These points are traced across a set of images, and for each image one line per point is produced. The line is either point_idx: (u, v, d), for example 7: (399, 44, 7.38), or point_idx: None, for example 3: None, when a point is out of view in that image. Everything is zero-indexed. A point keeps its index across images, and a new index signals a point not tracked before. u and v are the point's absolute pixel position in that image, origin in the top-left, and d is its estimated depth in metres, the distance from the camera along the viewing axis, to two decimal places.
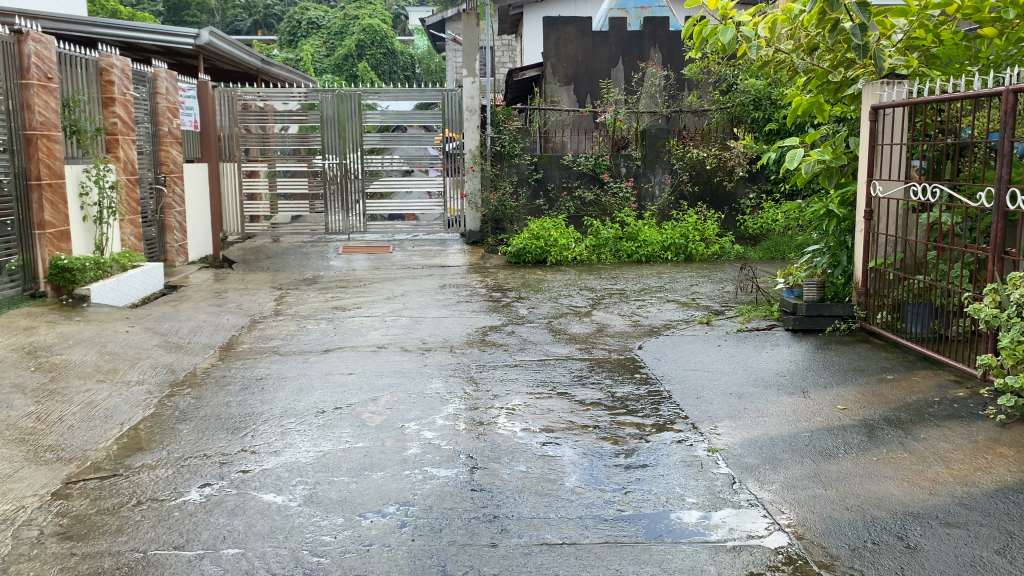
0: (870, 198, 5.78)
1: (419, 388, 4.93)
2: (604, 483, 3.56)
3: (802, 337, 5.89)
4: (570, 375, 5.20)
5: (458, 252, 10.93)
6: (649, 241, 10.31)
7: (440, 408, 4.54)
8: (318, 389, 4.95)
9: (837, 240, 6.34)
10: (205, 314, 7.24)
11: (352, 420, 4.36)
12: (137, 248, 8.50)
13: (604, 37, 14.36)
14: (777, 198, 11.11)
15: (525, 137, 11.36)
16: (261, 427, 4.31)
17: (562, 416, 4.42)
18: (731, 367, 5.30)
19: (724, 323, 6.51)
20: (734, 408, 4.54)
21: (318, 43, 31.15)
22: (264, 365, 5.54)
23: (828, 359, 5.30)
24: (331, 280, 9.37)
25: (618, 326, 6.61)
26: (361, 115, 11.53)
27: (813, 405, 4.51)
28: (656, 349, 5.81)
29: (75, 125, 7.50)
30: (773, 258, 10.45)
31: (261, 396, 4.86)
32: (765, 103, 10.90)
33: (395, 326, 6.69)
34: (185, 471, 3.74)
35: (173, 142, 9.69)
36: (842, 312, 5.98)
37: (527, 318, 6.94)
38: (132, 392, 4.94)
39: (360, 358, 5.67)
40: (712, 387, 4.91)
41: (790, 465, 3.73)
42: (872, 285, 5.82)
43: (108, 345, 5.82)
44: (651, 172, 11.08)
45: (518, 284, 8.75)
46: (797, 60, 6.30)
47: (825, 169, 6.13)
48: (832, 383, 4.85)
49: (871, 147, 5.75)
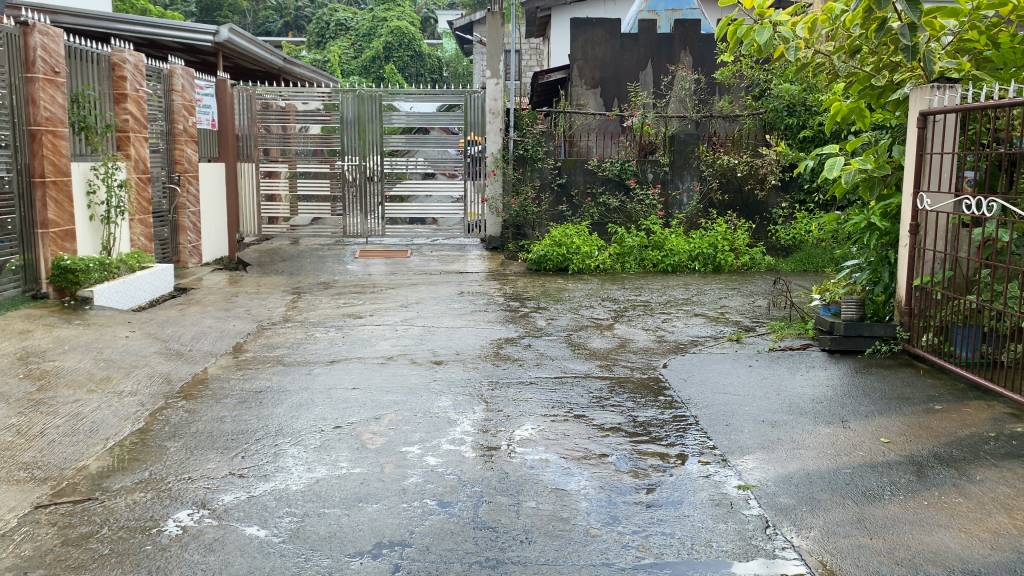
0: (916, 211, 5.34)
1: (427, 405, 4.61)
2: (624, 523, 3.22)
3: (839, 359, 5.47)
4: (589, 396, 4.84)
5: (478, 259, 10.61)
6: (675, 250, 9.93)
7: (446, 430, 4.20)
8: (319, 405, 4.63)
9: (878, 255, 5.84)
10: (212, 318, 6.97)
11: (351, 442, 4.04)
12: (147, 249, 8.28)
13: (633, 40, 14.00)
14: (812, 208, 10.70)
15: (548, 140, 10.93)
16: (254, 448, 4.00)
17: (578, 443, 4.06)
18: (762, 391, 4.91)
19: (756, 341, 6.11)
20: (767, 438, 4.17)
21: (346, 45, 31.06)
22: (264, 377, 5.24)
23: (869, 385, 4.90)
24: (345, 285, 9.08)
25: (642, 341, 6.24)
26: (382, 117, 11.25)
27: (853, 437, 4.12)
28: (682, 369, 5.45)
29: (84, 121, 7.30)
30: (806, 271, 9.99)
31: (258, 411, 4.56)
32: (800, 109, 10.56)
33: (406, 336, 6.37)
34: (166, 496, 3.45)
35: (188, 141, 9.46)
36: (883, 333, 5.55)
37: (545, 331, 6.59)
38: (123, 403, 4.68)
39: (367, 370, 5.37)
40: (741, 413, 4.53)
41: (831, 507, 3.35)
42: (916, 304, 5.39)
43: (104, 352, 5.56)
44: (679, 179, 10.72)
45: (538, 292, 8.41)
46: (837, 63, 6.04)
47: (867, 179, 5.75)
48: (873, 412, 4.45)
49: (918, 157, 5.31)
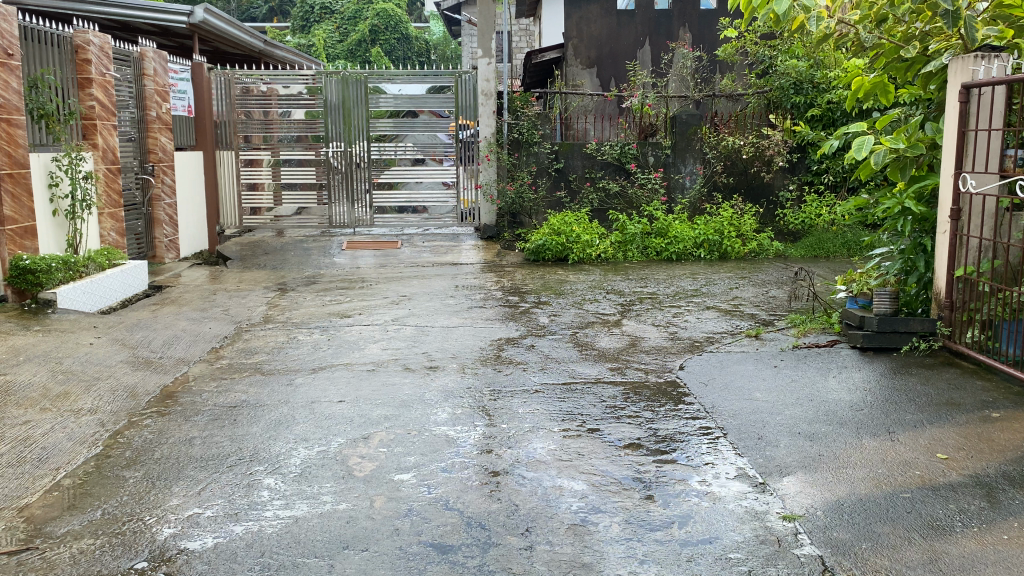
0: (957, 194, 4.82)
1: (421, 422, 4.10)
2: (657, 570, 2.73)
3: (873, 359, 4.98)
4: (601, 405, 4.34)
5: (472, 249, 10.09)
6: (680, 237, 9.44)
7: (444, 452, 3.70)
8: (301, 423, 4.13)
9: (912, 241, 5.33)
10: (186, 320, 6.44)
11: (336, 469, 3.54)
12: (118, 244, 7.76)
13: (630, 16, 13.44)
14: (821, 190, 10.21)
15: (544, 123, 10.45)
16: (225, 477, 3.50)
17: (596, 465, 3.56)
18: (793, 397, 4.41)
19: (777, 338, 5.62)
20: (806, 456, 3.68)
21: (332, 28, 30.12)
22: (240, 389, 4.72)
23: (911, 389, 4.42)
24: (332, 279, 8.55)
25: (653, 339, 5.74)
26: (367, 101, 10.65)
27: (904, 452, 3.65)
28: (701, 371, 4.94)
29: (43, 108, 6.72)
30: (818, 257, 9.47)
31: (232, 432, 4.04)
32: (807, 86, 10.08)
33: (398, 337, 5.86)
34: (118, 543, 2.94)
35: (162, 128, 8.90)
36: (921, 330, 5.05)
37: (548, 329, 6.08)
38: (79, 423, 4.16)
39: (354, 380, 4.85)
40: (773, 426, 4.02)
41: (897, 544, 2.88)
42: (958, 296, 4.90)
43: (63, 362, 5.03)
44: (682, 162, 10.23)
45: (538, 285, 7.90)
46: (863, 32, 5.50)
47: (897, 159, 5.27)
48: (923, 421, 3.97)
49: (961, 134, 4.77)
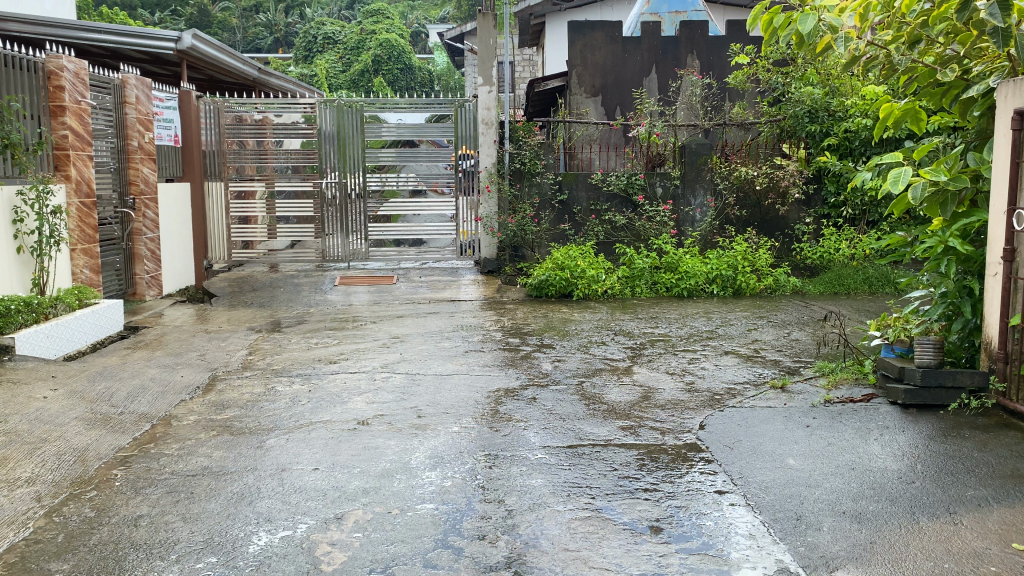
0: (1011, 233, 4.28)
1: (404, 498, 3.54)
2: None
3: (917, 418, 4.42)
4: (611, 475, 3.78)
5: (471, 284, 9.58)
6: (691, 272, 8.91)
7: (427, 540, 3.14)
8: (265, 498, 3.58)
9: (957, 284, 4.80)
10: (157, 368, 5.90)
11: (301, 562, 2.99)
12: (92, 282, 7.29)
13: (636, 43, 13.05)
14: (839, 223, 9.70)
15: (548, 153, 9.90)
16: (166, 572, 2.94)
17: (608, 558, 2.99)
18: (833, 466, 3.85)
19: (806, 390, 5.06)
20: (856, 543, 3.11)
21: (335, 58, 30.05)
22: (203, 453, 4.18)
23: (968, 456, 3.86)
24: (322, 319, 8.03)
25: (668, 391, 5.19)
26: (364, 130, 10.22)
27: (972, 540, 3.08)
28: (724, 432, 4.37)
29: (8, 137, 6.15)
30: (837, 294, 8.94)
31: (185, 509, 3.49)
32: (823, 115, 9.60)
33: (386, 388, 5.31)
34: None
35: (144, 158, 8.44)
36: (972, 385, 4.51)
37: (552, 378, 5.54)
38: (11, 499, 3.60)
39: (333, 441, 4.31)
40: (811, 504, 3.46)
41: None
42: (1014, 347, 4.36)
43: (9, 422, 4.49)
44: (692, 193, 9.63)
45: (541, 325, 7.36)
46: (895, 55, 5.05)
47: (937, 194, 4.67)
48: (988, 499, 3.41)
49: (1015, 164, 4.26)
